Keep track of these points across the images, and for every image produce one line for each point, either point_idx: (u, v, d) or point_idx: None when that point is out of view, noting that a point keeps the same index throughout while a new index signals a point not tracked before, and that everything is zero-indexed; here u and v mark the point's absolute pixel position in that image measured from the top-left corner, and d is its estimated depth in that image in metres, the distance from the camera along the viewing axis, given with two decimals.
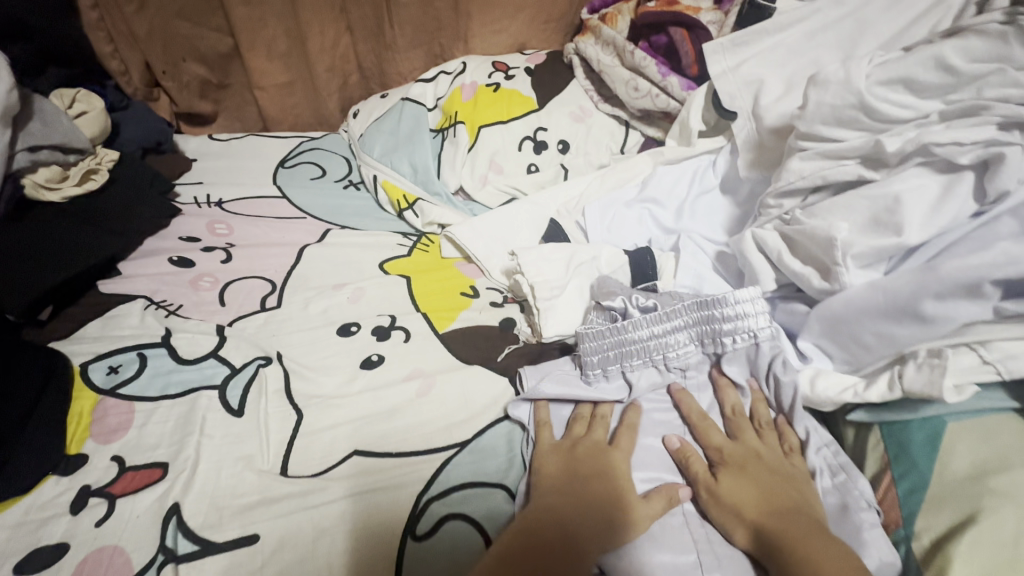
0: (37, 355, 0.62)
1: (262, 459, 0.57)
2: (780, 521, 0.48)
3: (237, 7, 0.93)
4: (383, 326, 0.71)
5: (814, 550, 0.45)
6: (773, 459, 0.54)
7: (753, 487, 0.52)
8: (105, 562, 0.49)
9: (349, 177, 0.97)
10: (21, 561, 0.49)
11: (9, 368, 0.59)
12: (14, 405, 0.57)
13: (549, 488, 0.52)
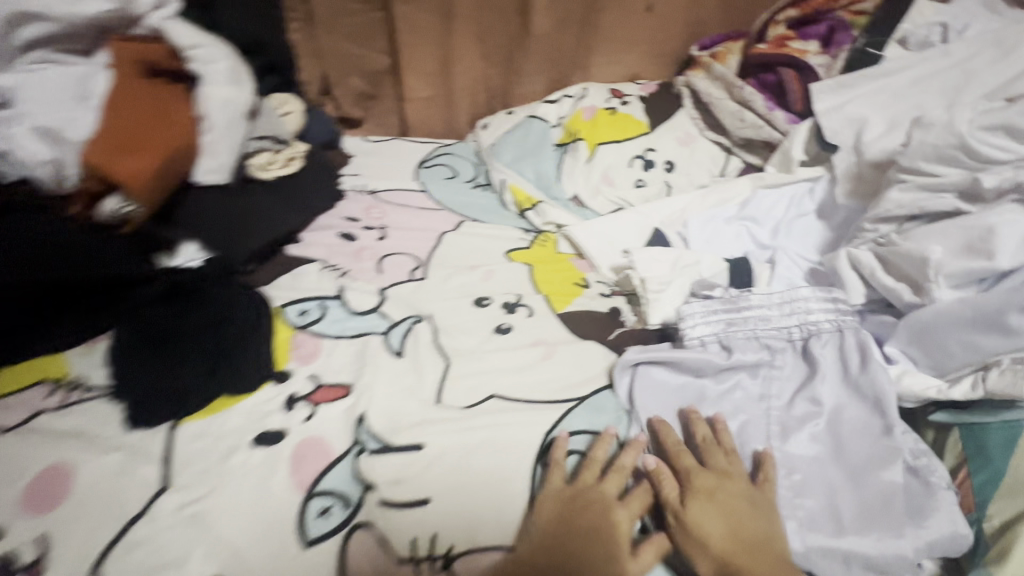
0: (251, 295, 0.80)
1: (421, 392, 0.71)
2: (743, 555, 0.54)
3: (405, 35, 1.11)
4: (510, 301, 0.85)
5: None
6: (744, 489, 0.59)
7: (720, 519, 0.57)
8: (315, 446, 0.64)
9: (476, 179, 1.12)
10: (255, 437, 0.65)
11: (234, 301, 0.77)
12: (239, 328, 0.75)
13: (544, 534, 0.57)
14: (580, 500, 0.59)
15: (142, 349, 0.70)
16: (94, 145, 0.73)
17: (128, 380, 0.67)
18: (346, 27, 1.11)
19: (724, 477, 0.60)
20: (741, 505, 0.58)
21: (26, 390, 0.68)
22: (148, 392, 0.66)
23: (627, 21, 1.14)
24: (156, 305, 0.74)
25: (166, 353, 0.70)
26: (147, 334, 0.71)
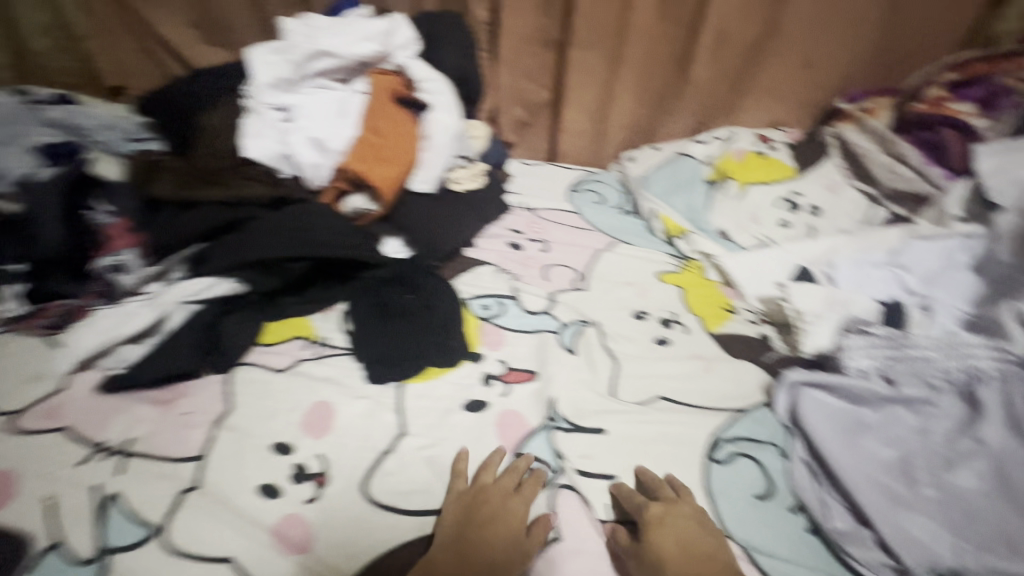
0: (446, 288, 0.94)
1: (596, 385, 0.82)
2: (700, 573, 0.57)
3: (572, 74, 1.25)
4: (667, 318, 0.95)
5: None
6: (687, 520, 0.63)
7: (672, 543, 0.60)
8: (513, 418, 0.77)
9: (622, 206, 1.23)
10: (464, 404, 0.78)
11: (435, 291, 0.91)
12: (440, 314, 0.88)
13: (448, 540, 0.61)
14: (477, 505, 0.64)
15: (371, 317, 0.86)
16: (356, 154, 0.91)
17: (363, 340, 0.84)
18: (522, 66, 1.28)
19: (675, 513, 0.64)
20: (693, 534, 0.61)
21: (285, 342, 0.83)
22: (380, 352, 0.82)
23: (784, 74, 1.22)
24: (382, 285, 0.90)
25: (391, 324, 0.86)
26: (376, 304, 0.88)
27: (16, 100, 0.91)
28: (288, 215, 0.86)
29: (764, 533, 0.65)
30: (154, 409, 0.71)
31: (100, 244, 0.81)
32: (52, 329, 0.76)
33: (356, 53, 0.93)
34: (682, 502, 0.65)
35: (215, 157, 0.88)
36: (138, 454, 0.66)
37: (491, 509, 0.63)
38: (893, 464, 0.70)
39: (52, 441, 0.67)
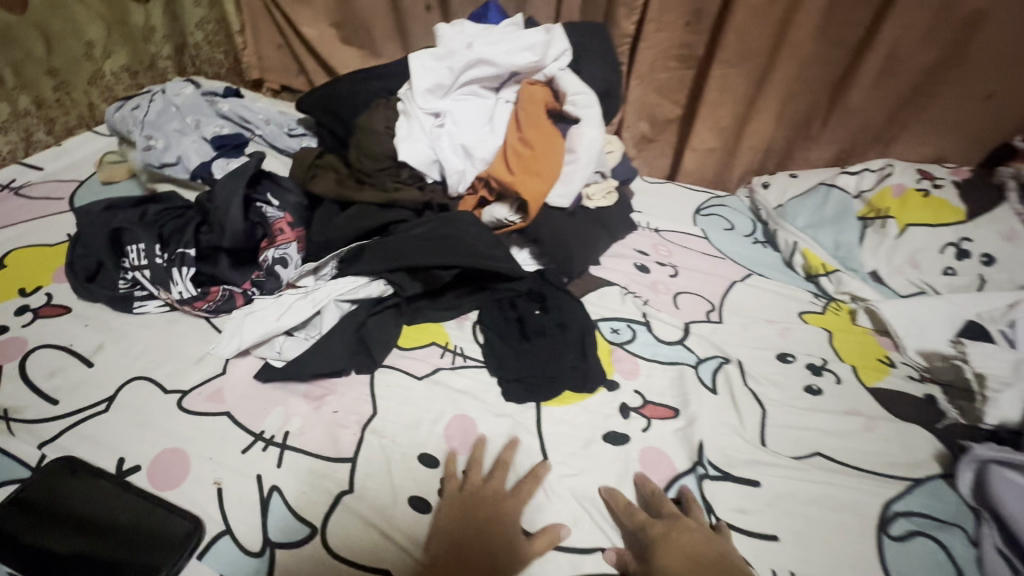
0: (576, 303, 0.89)
1: (744, 431, 0.77)
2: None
3: (710, 93, 1.19)
4: (816, 364, 0.87)
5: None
6: (686, 535, 0.60)
7: (680, 557, 0.58)
8: (658, 457, 0.73)
9: (755, 235, 1.16)
10: (605, 434, 0.75)
11: (569, 308, 0.88)
12: (574, 333, 0.84)
13: (441, 538, 0.60)
14: (467, 503, 0.63)
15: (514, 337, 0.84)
16: (502, 165, 0.91)
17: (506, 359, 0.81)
18: (656, 80, 1.23)
19: (676, 530, 0.61)
20: (692, 547, 0.59)
21: (424, 347, 0.83)
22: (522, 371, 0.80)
23: (958, 107, 1.08)
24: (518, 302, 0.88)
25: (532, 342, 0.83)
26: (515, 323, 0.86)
27: (199, 93, 0.99)
28: (440, 223, 0.86)
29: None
30: (307, 404, 0.73)
31: (268, 237, 0.85)
32: (215, 312, 0.81)
33: (513, 62, 0.92)
34: (686, 520, 0.63)
35: (371, 159, 0.90)
36: (293, 448, 0.68)
37: (480, 510, 0.62)
38: None
39: (217, 424, 0.69)
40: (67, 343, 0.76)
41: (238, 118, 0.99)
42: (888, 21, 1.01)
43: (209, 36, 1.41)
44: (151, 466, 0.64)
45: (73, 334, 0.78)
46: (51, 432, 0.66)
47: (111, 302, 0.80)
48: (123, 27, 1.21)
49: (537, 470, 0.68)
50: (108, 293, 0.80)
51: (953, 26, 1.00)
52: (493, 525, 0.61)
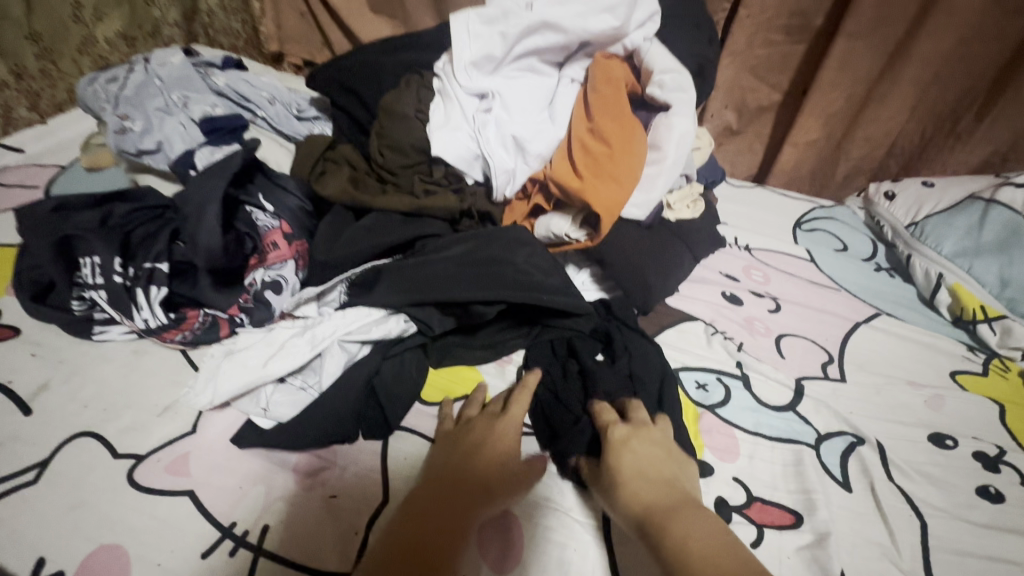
0: (655, 350, 0.69)
1: (898, 556, 0.54)
2: (655, 495, 0.48)
3: (827, 71, 0.93)
4: (988, 454, 0.63)
5: (686, 532, 0.43)
6: (647, 445, 0.54)
7: (635, 463, 0.52)
8: None
9: (876, 260, 0.91)
10: None
11: (644, 356, 0.67)
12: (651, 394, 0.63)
13: (443, 456, 0.54)
14: (467, 432, 0.56)
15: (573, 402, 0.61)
16: (563, 163, 0.70)
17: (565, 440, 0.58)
18: (751, 58, 0.99)
19: (641, 438, 0.54)
20: (647, 456, 0.52)
21: (453, 404, 0.63)
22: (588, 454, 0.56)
23: None
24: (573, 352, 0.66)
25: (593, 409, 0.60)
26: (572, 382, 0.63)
27: (189, 62, 0.80)
28: (479, 241, 0.66)
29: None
30: (296, 484, 0.54)
31: (260, 251, 0.66)
32: (194, 343, 0.63)
33: (584, 28, 0.70)
34: (650, 429, 0.56)
35: (397, 153, 0.70)
36: (269, 553, 0.49)
37: (480, 435, 0.55)
38: None
39: (174, 509, 0.51)
40: (3, 379, 0.60)
41: (238, 95, 0.80)
42: None
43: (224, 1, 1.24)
44: (78, 573, 0.47)
45: (14, 367, 0.61)
46: None
47: (68, 327, 0.64)
48: None
49: (528, 380, 0.62)
50: (64, 315, 0.64)
51: None
52: (499, 453, 0.53)
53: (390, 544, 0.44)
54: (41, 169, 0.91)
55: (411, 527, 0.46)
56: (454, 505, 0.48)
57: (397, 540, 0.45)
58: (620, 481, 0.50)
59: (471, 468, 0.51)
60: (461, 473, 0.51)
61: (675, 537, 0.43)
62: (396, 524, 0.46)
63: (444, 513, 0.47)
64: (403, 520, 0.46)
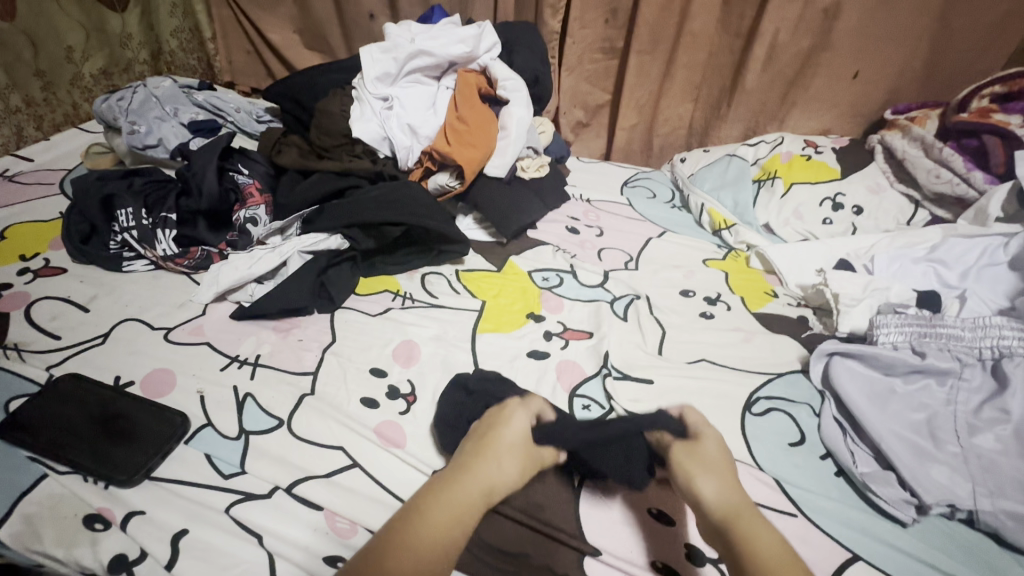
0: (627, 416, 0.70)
1: (646, 346, 0.92)
2: (732, 498, 0.60)
3: (632, 80, 1.37)
4: (712, 297, 1.03)
5: (759, 532, 0.56)
6: (720, 450, 0.67)
7: (721, 462, 0.65)
8: (574, 370, 0.85)
9: (673, 202, 1.33)
10: (529, 351, 0.88)
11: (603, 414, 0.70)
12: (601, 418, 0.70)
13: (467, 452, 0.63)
14: (492, 420, 0.67)
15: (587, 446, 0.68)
16: (442, 140, 1.06)
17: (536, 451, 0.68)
18: (582, 72, 1.40)
19: (717, 446, 0.67)
20: (720, 460, 0.65)
21: (377, 294, 0.96)
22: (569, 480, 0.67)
23: (833, 87, 1.29)
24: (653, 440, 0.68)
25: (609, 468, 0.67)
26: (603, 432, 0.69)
27: (176, 86, 1.16)
28: (384, 188, 1.00)
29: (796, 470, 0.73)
30: (275, 335, 0.86)
31: (240, 201, 1.02)
32: (195, 268, 0.95)
33: (448, 53, 1.10)
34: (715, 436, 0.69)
35: (330, 137, 1.06)
36: (264, 365, 0.81)
37: (505, 423, 0.66)
38: (907, 420, 0.76)
39: (197, 351, 0.82)
40: (64, 295, 0.89)
41: (212, 106, 1.17)
42: (766, 13, 1.20)
43: (184, 44, 1.55)
44: (144, 380, 0.77)
45: (69, 289, 0.90)
46: (57, 359, 0.79)
47: (103, 262, 0.94)
48: (101, 34, 1.36)
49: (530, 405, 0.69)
50: (100, 253, 0.94)
51: (817, 16, 1.20)
52: (521, 447, 0.64)
53: (437, 519, 0.55)
54: (51, 171, 1.18)
55: (453, 505, 0.56)
56: (484, 485, 0.59)
57: (439, 521, 0.55)
58: (706, 470, 0.63)
59: (501, 457, 0.62)
60: (491, 461, 0.61)
61: (747, 536, 0.56)
62: (440, 498, 0.57)
63: (479, 494, 0.58)
64: (447, 496, 0.57)
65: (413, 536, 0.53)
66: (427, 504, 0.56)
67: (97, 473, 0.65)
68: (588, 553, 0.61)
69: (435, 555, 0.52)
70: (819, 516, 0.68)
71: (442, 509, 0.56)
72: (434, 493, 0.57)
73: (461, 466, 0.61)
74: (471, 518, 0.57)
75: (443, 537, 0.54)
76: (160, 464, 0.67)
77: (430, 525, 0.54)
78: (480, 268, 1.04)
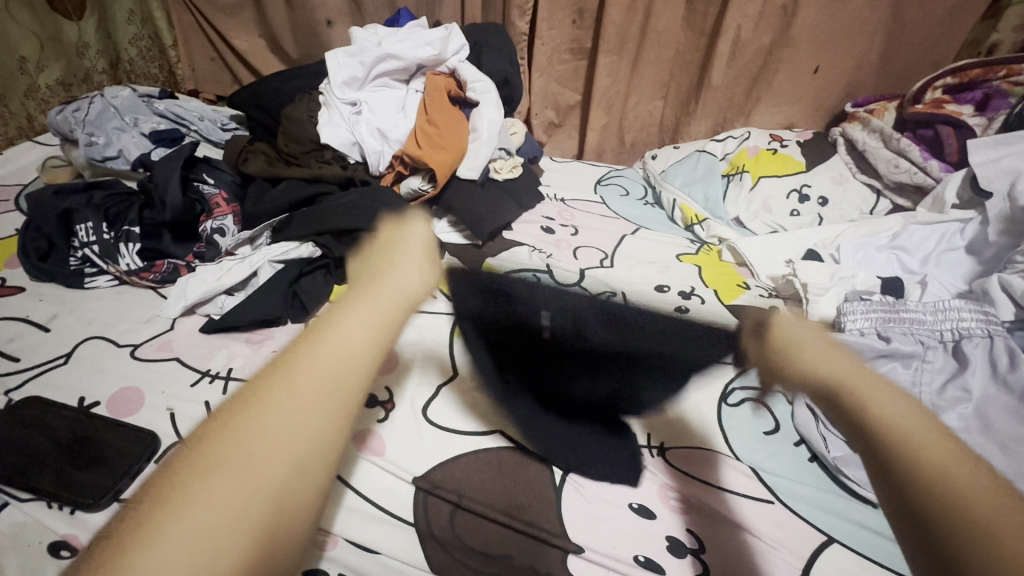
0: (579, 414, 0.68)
1: None
2: (849, 386, 0.56)
3: (600, 81, 1.37)
4: (686, 291, 1.04)
5: (898, 426, 0.51)
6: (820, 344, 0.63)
7: (832, 362, 0.59)
8: None
9: (646, 198, 1.34)
10: None
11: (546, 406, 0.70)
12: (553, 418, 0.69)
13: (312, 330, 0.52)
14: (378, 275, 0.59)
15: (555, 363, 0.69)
16: (412, 144, 1.06)
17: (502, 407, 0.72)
18: (552, 73, 1.41)
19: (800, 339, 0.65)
20: (836, 361, 0.60)
21: None
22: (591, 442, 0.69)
23: (796, 80, 1.33)
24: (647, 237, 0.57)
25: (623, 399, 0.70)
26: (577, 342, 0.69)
27: (136, 95, 1.15)
28: (357, 194, 1.00)
29: (836, 523, 0.66)
30: (247, 347, 0.84)
31: (207, 211, 1.00)
32: (161, 282, 0.92)
33: (416, 56, 1.10)
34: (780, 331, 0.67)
35: (298, 144, 1.07)
36: (235, 379, 0.79)
37: (381, 276, 0.58)
38: None
39: (166, 367, 0.80)
40: (23, 315, 0.85)
41: (174, 115, 1.16)
42: (727, 12, 1.22)
43: (143, 52, 1.51)
44: (110, 400, 0.74)
45: (28, 308, 0.87)
46: (16, 382, 0.76)
47: (63, 278, 0.91)
48: (57, 43, 1.32)
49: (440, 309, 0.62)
50: (60, 270, 0.91)
51: (776, 12, 1.23)
52: (404, 294, 0.57)
53: (302, 374, 0.47)
54: (5, 187, 1.13)
55: (294, 386, 0.47)
56: (346, 347, 0.50)
57: (283, 397, 0.46)
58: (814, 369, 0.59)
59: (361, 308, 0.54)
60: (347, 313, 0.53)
61: (888, 428, 0.50)
62: (309, 356, 0.49)
63: (338, 346, 0.50)
64: (300, 368, 0.48)
65: (267, 412, 0.45)
66: (279, 376, 0.48)
67: (63, 499, 0.62)
68: (571, 550, 0.61)
69: (292, 427, 0.45)
70: (877, 554, 0.63)
71: (306, 366, 0.48)
72: (289, 362, 0.49)
73: (280, 383, 0.47)
74: (342, 379, 0.48)
75: (288, 427, 0.45)
76: (131, 485, 0.65)
77: (276, 412, 0.45)
78: (455, 272, 1.03)
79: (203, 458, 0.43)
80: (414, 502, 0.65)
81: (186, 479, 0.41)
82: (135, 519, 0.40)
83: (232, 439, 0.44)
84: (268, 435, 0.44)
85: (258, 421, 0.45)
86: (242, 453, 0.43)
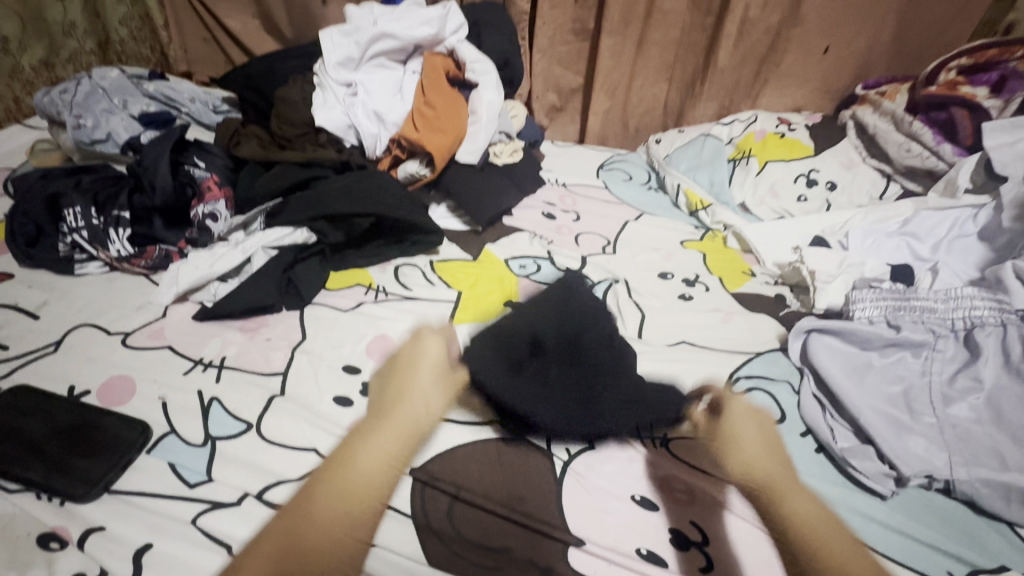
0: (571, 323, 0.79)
1: (625, 329, 0.89)
2: (772, 470, 0.68)
3: (604, 62, 1.33)
4: (690, 279, 1.01)
5: (796, 504, 0.65)
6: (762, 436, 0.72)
7: (761, 448, 0.71)
8: None
9: (650, 183, 1.32)
10: None
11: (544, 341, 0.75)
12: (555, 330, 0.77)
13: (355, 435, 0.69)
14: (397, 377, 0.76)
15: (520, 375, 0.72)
16: (410, 126, 1.03)
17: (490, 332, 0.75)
18: (554, 54, 1.37)
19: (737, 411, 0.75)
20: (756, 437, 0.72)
21: (350, 288, 0.92)
22: (596, 429, 0.69)
23: (805, 61, 1.29)
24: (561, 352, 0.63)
25: (615, 388, 0.72)
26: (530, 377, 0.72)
27: (125, 76, 1.12)
28: (354, 178, 0.97)
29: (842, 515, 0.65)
30: (242, 334, 0.82)
31: (198, 195, 0.97)
32: (153, 268, 0.90)
33: (414, 36, 1.07)
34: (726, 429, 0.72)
35: (292, 127, 1.04)
36: (229, 368, 0.77)
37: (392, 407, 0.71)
38: (884, 393, 0.77)
39: (159, 355, 0.78)
40: (12, 302, 0.83)
41: (165, 97, 1.13)
42: None
43: (133, 32, 1.47)
44: (101, 388, 0.73)
45: (17, 295, 0.85)
46: (4, 370, 0.74)
47: (53, 265, 0.89)
48: (40, 22, 1.27)
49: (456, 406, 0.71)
50: (49, 256, 0.89)
51: None
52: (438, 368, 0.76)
53: (356, 465, 0.64)
54: None
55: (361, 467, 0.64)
56: (398, 441, 0.67)
57: (354, 478, 0.63)
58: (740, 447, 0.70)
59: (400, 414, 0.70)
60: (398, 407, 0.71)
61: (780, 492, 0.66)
62: (353, 461, 0.65)
63: (399, 432, 0.68)
64: (356, 455, 0.66)
65: (340, 486, 0.62)
66: (340, 463, 0.65)
67: (52, 490, 0.61)
68: (572, 543, 0.60)
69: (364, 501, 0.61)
70: (883, 547, 0.62)
71: (354, 470, 0.64)
72: (334, 471, 0.64)
73: (341, 460, 0.65)
74: (398, 456, 0.66)
75: (354, 505, 0.61)
76: (122, 475, 0.64)
77: (348, 483, 0.63)
78: (454, 258, 1.00)
79: (302, 507, 0.61)
80: (409, 493, 0.63)
81: (283, 536, 0.58)
82: (257, 544, 0.58)
83: (317, 501, 0.61)
84: (336, 505, 0.61)
85: (330, 491, 0.62)
86: (319, 506, 0.60)
